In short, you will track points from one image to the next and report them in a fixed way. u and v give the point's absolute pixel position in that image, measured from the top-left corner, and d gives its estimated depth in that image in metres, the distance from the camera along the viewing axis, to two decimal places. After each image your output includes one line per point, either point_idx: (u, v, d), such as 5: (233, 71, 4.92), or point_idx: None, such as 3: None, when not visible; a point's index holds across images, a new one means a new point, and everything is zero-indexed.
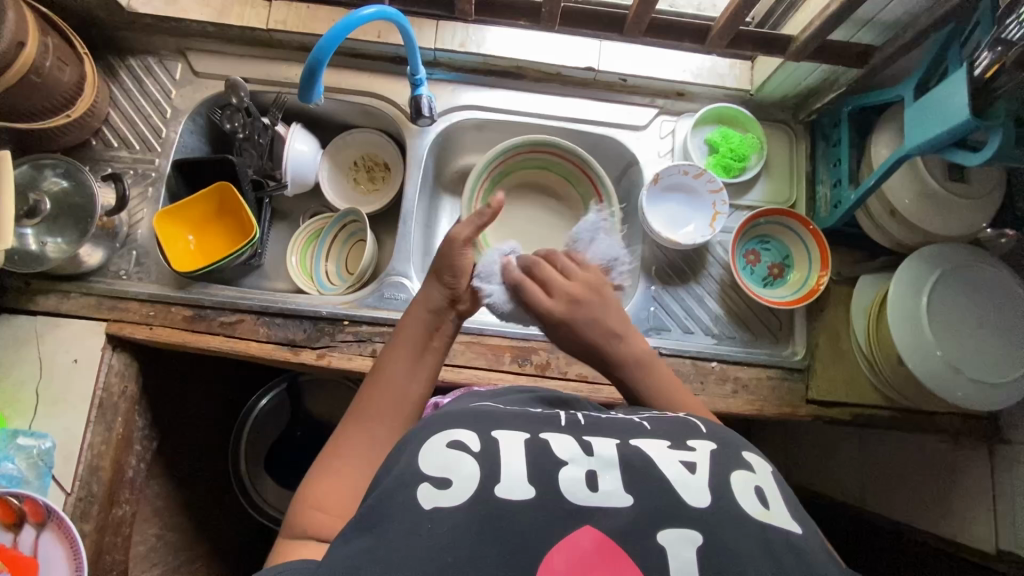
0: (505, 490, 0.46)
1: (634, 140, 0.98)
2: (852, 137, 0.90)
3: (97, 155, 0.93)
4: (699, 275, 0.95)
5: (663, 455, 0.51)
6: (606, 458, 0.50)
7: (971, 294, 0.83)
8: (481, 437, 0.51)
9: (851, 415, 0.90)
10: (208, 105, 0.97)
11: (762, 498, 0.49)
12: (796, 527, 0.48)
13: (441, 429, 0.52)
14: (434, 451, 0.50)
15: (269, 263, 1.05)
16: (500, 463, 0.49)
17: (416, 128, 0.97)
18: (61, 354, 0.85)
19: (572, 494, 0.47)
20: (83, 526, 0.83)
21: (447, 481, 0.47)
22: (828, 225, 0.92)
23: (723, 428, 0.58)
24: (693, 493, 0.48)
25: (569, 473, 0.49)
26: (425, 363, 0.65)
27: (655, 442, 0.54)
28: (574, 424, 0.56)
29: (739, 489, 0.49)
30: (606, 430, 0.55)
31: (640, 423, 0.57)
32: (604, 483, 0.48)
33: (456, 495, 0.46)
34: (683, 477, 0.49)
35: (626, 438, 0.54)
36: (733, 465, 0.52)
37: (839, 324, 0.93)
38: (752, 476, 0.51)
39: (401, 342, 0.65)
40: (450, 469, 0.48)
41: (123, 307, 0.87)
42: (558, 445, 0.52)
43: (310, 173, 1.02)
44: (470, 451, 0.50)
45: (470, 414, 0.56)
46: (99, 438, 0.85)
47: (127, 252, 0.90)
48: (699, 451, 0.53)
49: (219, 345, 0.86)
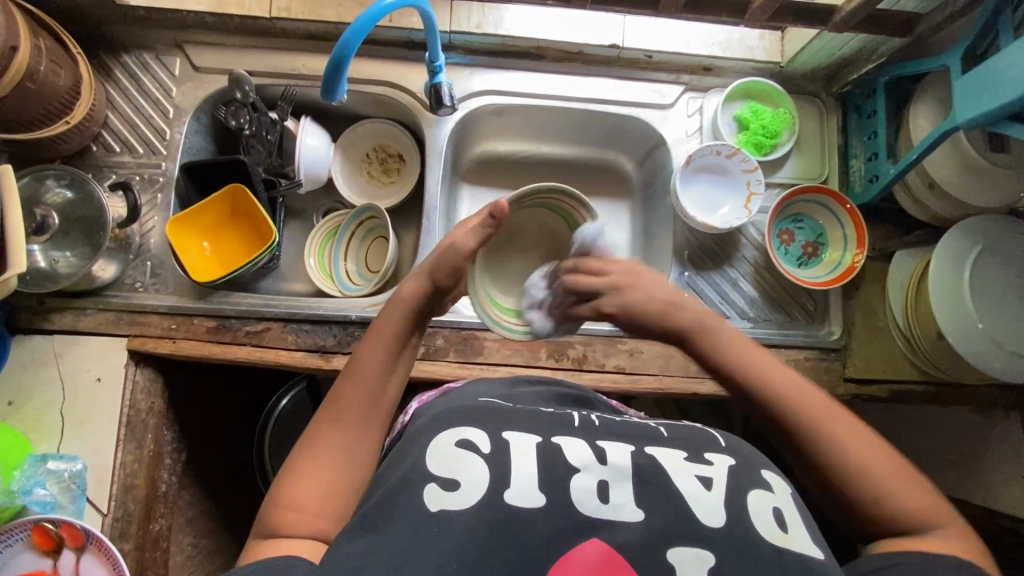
0: (515, 497, 0.50)
1: (661, 119, 0.94)
2: (888, 108, 0.87)
3: (98, 162, 0.88)
4: (733, 258, 0.92)
5: (679, 468, 0.54)
6: (619, 468, 0.53)
7: (1010, 268, 0.81)
8: (493, 440, 0.55)
9: (889, 392, 0.89)
10: (212, 102, 0.92)
11: (781, 521, 0.51)
12: (817, 553, 0.50)
13: (452, 428, 0.56)
14: (446, 451, 0.53)
15: (284, 265, 1.02)
16: (509, 467, 0.52)
17: (433, 116, 0.92)
18: (82, 372, 0.82)
19: (583, 505, 0.50)
20: (123, 544, 0.81)
21: (455, 484, 0.51)
22: (864, 201, 0.90)
23: (745, 445, 0.60)
24: (708, 511, 0.50)
25: (581, 482, 0.52)
26: (400, 364, 0.61)
27: (673, 452, 0.57)
28: (587, 426, 0.59)
29: (757, 508, 0.51)
30: (623, 434, 0.58)
31: (658, 429, 0.60)
32: (615, 495, 0.51)
33: (466, 498, 0.50)
34: (696, 492, 0.52)
35: (642, 446, 0.57)
36: (750, 483, 0.54)
37: (874, 302, 0.91)
38: (770, 496, 0.53)
39: (380, 338, 0.60)
40: (457, 470, 0.52)
41: (143, 321, 0.84)
42: (570, 451, 0.55)
43: (323, 168, 0.98)
44: (482, 454, 0.53)
45: (488, 414, 0.58)
46: (130, 456, 0.82)
47: (141, 263, 0.86)
48: (717, 466, 0.55)
49: (246, 356, 0.83)
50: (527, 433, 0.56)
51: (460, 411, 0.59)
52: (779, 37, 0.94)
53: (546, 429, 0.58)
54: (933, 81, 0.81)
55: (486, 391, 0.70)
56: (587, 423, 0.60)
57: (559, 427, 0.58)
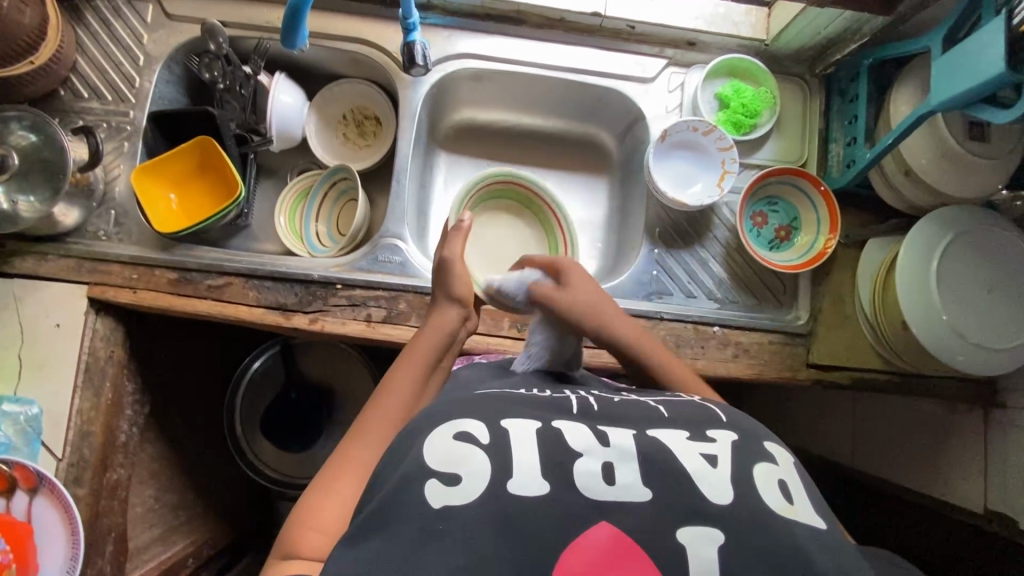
0: (519, 487, 0.48)
1: (642, 93, 0.93)
2: (871, 92, 0.85)
3: (66, 107, 0.86)
4: (704, 237, 0.91)
5: (684, 447, 0.53)
6: (624, 450, 0.53)
7: (982, 259, 0.80)
8: (491, 430, 0.53)
9: (850, 378, 0.89)
10: (184, 52, 0.90)
11: (786, 493, 0.52)
12: (819, 523, 0.51)
13: (448, 421, 0.54)
14: (444, 445, 0.51)
15: (256, 223, 1.01)
16: (511, 455, 0.51)
17: (409, 78, 0.90)
18: (42, 318, 0.82)
19: (587, 489, 0.49)
20: (77, 490, 0.82)
21: (456, 478, 0.49)
22: (839, 185, 0.89)
23: (745, 418, 0.60)
24: (716, 489, 0.50)
25: (586, 466, 0.51)
26: (431, 381, 0.70)
27: (675, 432, 0.56)
28: (587, 411, 0.58)
29: (763, 482, 0.52)
30: (621, 417, 0.58)
31: (658, 410, 0.60)
32: (622, 476, 0.50)
33: (466, 494, 0.48)
34: (703, 470, 0.51)
35: (643, 428, 0.56)
36: (755, 457, 0.54)
37: (844, 289, 0.90)
38: (775, 470, 0.54)
39: (411, 359, 0.70)
40: (458, 464, 0.50)
41: (104, 270, 0.83)
42: (573, 436, 0.53)
43: (296, 127, 0.97)
44: (479, 444, 0.51)
45: (484, 404, 0.57)
46: (88, 403, 0.83)
47: (105, 212, 0.86)
48: (720, 442, 0.55)
49: (207, 309, 0.83)
50: (527, 420, 0.55)
51: (457, 404, 0.57)
52: (766, 14, 0.92)
53: (547, 416, 0.57)
54: (916, 65, 0.79)
55: (482, 379, 0.68)
56: (588, 409, 0.59)
57: (561, 415, 0.57)
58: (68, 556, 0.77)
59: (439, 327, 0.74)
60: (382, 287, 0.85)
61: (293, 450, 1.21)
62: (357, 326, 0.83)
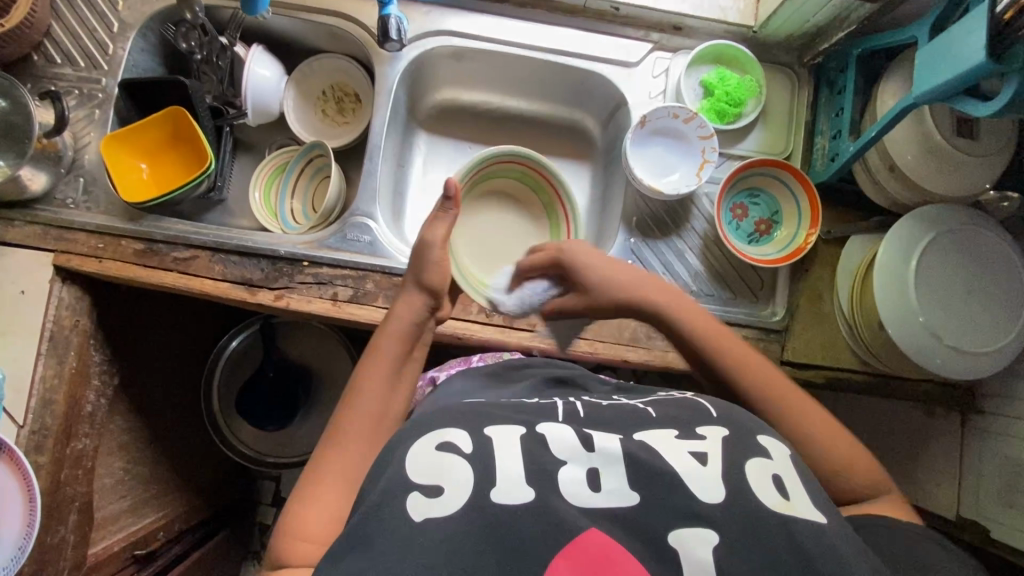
0: (501, 495, 0.47)
1: (624, 77, 0.90)
2: (859, 84, 0.83)
3: (38, 72, 0.85)
4: (682, 228, 0.89)
5: (671, 446, 0.52)
6: (610, 453, 0.51)
7: (965, 261, 0.78)
8: (474, 439, 0.52)
9: (824, 377, 0.87)
10: (159, 20, 0.89)
11: (782, 488, 0.49)
12: (819, 516, 0.48)
13: (436, 429, 0.53)
14: (428, 455, 0.50)
15: (231, 198, 0.99)
16: (494, 463, 0.49)
17: (387, 54, 0.89)
18: (7, 284, 0.81)
19: (574, 497, 0.48)
20: (38, 458, 0.82)
21: (439, 490, 0.48)
22: (823, 178, 0.86)
23: (740, 413, 0.57)
24: (708, 490, 0.48)
25: (571, 475, 0.49)
26: (404, 375, 0.67)
27: (663, 431, 0.54)
28: (574, 416, 0.56)
29: (756, 479, 0.49)
30: (611, 422, 0.55)
31: (646, 409, 0.58)
32: (607, 482, 0.49)
33: (446, 504, 0.47)
34: (691, 469, 0.49)
35: (630, 432, 0.54)
36: (747, 454, 0.51)
37: (822, 286, 0.88)
38: (769, 464, 0.51)
39: (380, 355, 0.66)
40: (440, 476, 0.49)
41: (70, 238, 0.83)
42: (557, 444, 0.52)
43: (273, 101, 0.95)
44: (462, 453, 0.50)
45: (470, 413, 0.55)
46: (51, 370, 0.82)
47: (74, 179, 0.85)
48: (711, 439, 0.53)
49: (173, 282, 0.82)
50: (511, 425, 0.53)
51: (440, 413, 0.56)
52: (755, 1, 0.90)
53: (530, 418, 0.55)
54: (905, 57, 0.76)
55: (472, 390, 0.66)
56: (574, 413, 0.57)
57: (546, 417, 0.56)
58: (26, 522, 0.77)
59: (407, 316, 0.70)
60: (350, 266, 0.84)
61: (270, 428, 1.21)
62: (322, 304, 0.82)
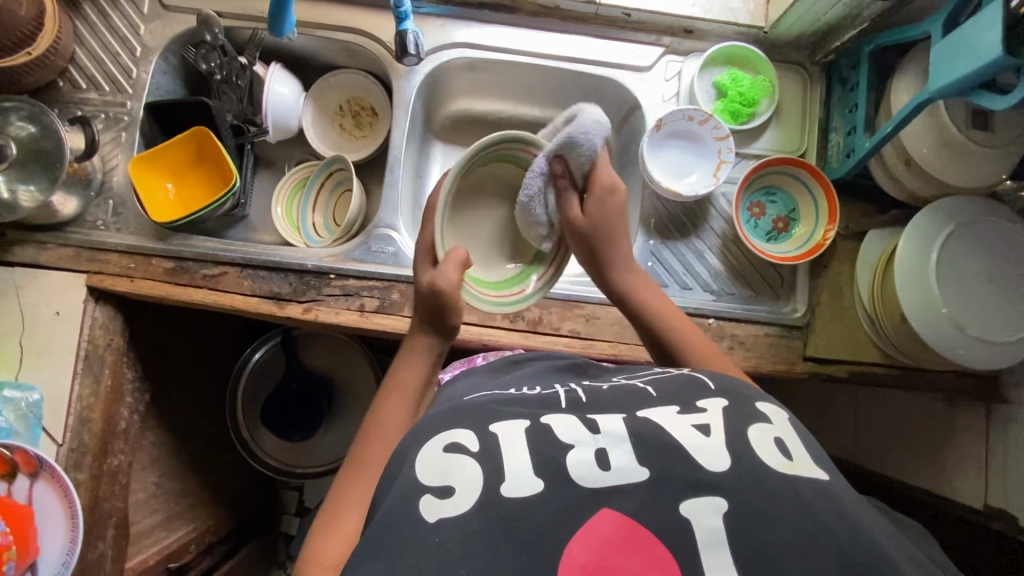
0: (512, 490, 0.47)
1: (637, 82, 0.92)
2: (871, 79, 0.84)
3: (65, 97, 0.87)
4: (699, 228, 0.91)
5: (673, 420, 0.53)
6: (616, 434, 0.51)
7: (985, 252, 0.79)
8: (480, 437, 0.52)
9: (847, 372, 0.88)
10: (180, 43, 0.91)
11: (784, 450, 0.51)
12: (820, 474, 0.50)
13: (441, 431, 0.53)
14: (435, 458, 0.51)
15: (254, 214, 1.01)
16: (502, 461, 0.50)
17: (403, 68, 0.90)
18: (42, 306, 0.83)
19: (585, 479, 0.48)
20: (77, 475, 0.83)
21: (449, 491, 0.48)
22: (839, 175, 0.87)
23: (737, 382, 0.59)
24: (711, 458, 0.49)
25: (578, 458, 0.49)
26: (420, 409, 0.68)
27: (665, 408, 0.55)
28: (576, 402, 0.57)
29: (759, 443, 0.51)
30: (610, 404, 0.56)
31: (645, 388, 0.58)
32: (616, 460, 0.49)
33: (457, 504, 0.47)
34: (698, 441, 0.50)
35: (633, 410, 0.55)
36: (748, 419, 0.53)
37: (842, 281, 0.89)
38: (770, 428, 0.53)
39: (397, 396, 0.66)
40: (450, 476, 0.49)
41: (102, 259, 0.85)
42: (562, 429, 0.52)
43: (291, 117, 0.97)
44: (469, 452, 0.51)
45: (473, 407, 0.56)
46: (87, 389, 0.84)
47: (103, 202, 0.87)
48: (712, 411, 0.54)
49: (202, 299, 0.84)
50: (515, 420, 0.54)
51: (446, 412, 0.56)
52: (764, 2, 0.91)
53: (533, 410, 0.56)
54: (918, 52, 0.77)
55: (477, 386, 0.67)
56: (575, 401, 0.57)
57: (546, 409, 0.56)
58: (68, 538, 0.79)
59: (415, 368, 0.69)
60: (376, 276, 0.85)
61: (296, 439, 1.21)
62: (350, 316, 0.84)
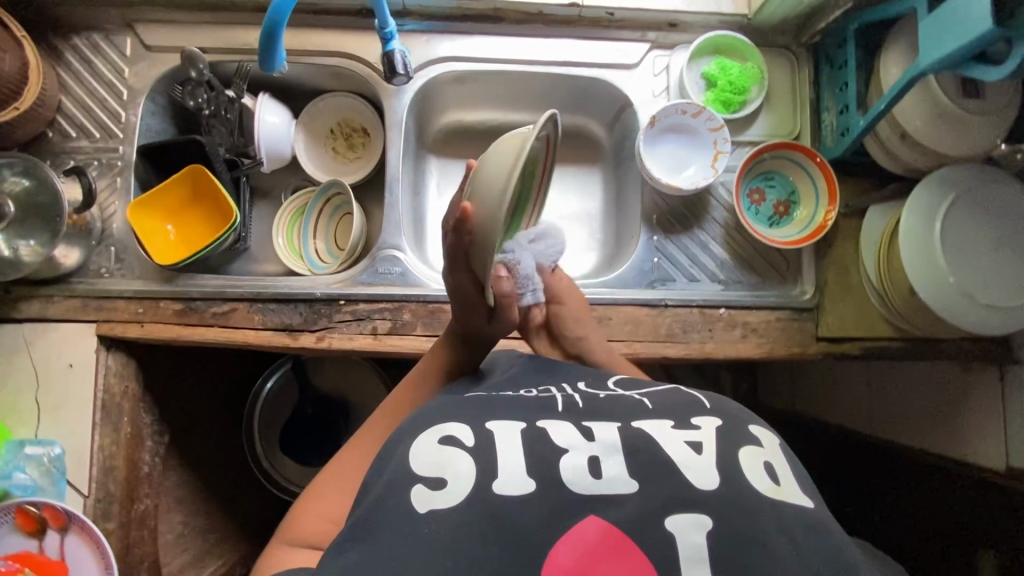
0: (502, 487, 0.48)
1: (627, 80, 0.92)
2: (859, 57, 0.84)
3: (55, 148, 0.87)
4: (702, 220, 0.91)
5: (667, 436, 0.52)
6: (609, 443, 0.51)
7: (987, 220, 0.79)
8: (475, 432, 0.52)
9: (862, 349, 0.88)
10: (166, 82, 0.90)
11: (772, 474, 0.50)
12: (807, 502, 0.49)
13: (436, 424, 0.53)
14: (429, 448, 0.51)
15: (256, 245, 1.01)
16: (496, 457, 0.50)
17: (392, 87, 0.90)
18: (55, 359, 0.83)
19: (574, 484, 0.48)
20: (106, 524, 0.83)
21: (443, 482, 0.48)
22: (835, 154, 0.88)
23: (731, 404, 0.58)
24: (700, 476, 0.48)
25: (571, 462, 0.50)
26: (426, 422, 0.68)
27: (659, 421, 0.54)
28: (572, 407, 0.56)
29: (748, 464, 0.50)
30: (607, 412, 0.55)
31: (641, 400, 0.58)
32: (608, 469, 0.49)
33: (451, 496, 0.48)
34: (688, 457, 0.50)
35: (628, 419, 0.54)
36: (740, 442, 0.52)
37: (847, 259, 0.89)
38: (760, 452, 0.52)
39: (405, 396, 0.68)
40: (444, 468, 0.49)
41: (110, 307, 0.84)
42: (556, 433, 0.52)
43: (284, 146, 0.96)
44: (465, 446, 0.51)
45: (472, 404, 0.56)
46: (108, 439, 0.84)
47: (105, 249, 0.87)
48: (706, 429, 0.53)
49: (215, 337, 0.84)
50: (513, 420, 0.54)
51: (444, 406, 0.56)
52: None
53: (529, 414, 0.55)
54: (903, 26, 0.78)
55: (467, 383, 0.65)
56: (572, 404, 0.57)
57: (545, 412, 0.55)
58: None
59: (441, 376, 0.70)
60: (386, 298, 0.85)
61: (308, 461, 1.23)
62: (364, 340, 0.84)
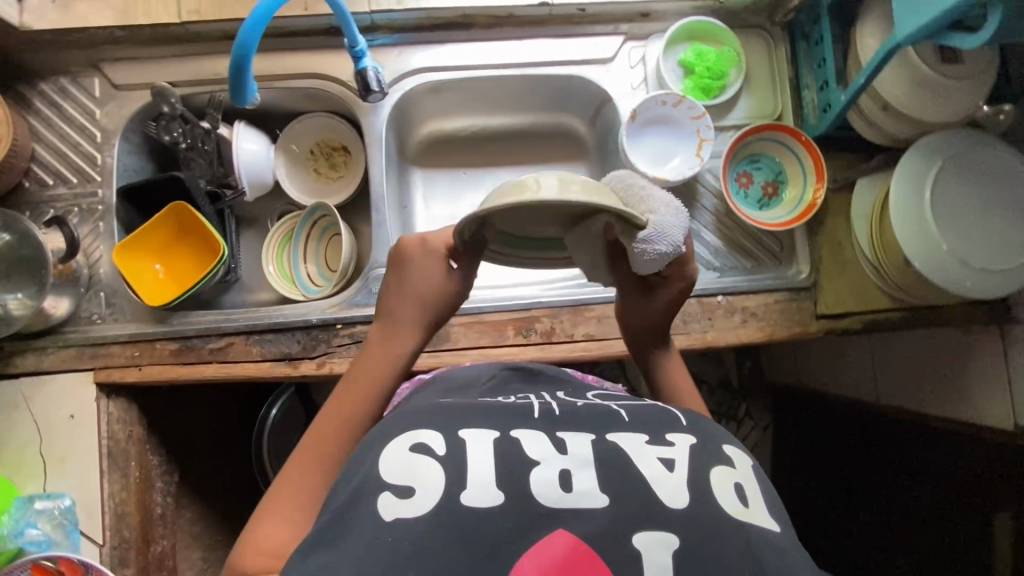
0: (471, 498, 0.45)
1: (604, 75, 0.91)
2: (834, 31, 0.84)
3: (34, 197, 0.86)
4: (693, 208, 0.91)
5: (640, 450, 0.50)
6: (583, 456, 0.49)
7: (975, 185, 0.79)
8: (448, 440, 0.49)
9: (861, 323, 0.88)
10: (139, 119, 0.89)
11: (741, 496, 0.49)
12: (773, 524, 0.48)
13: (407, 429, 0.50)
14: (399, 456, 0.48)
15: (246, 275, 1.00)
16: (467, 467, 0.47)
17: (368, 104, 0.89)
18: (56, 411, 0.82)
19: (544, 497, 0.46)
20: (125, 571, 0.82)
21: (411, 491, 0.46)
22: (819, 131, 0.87)
23: (706, 420, 0.56)
24: (671, 493, 0.47)
25: (542, 475, 0.47)
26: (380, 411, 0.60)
27: (634, 435, 0.52)
28: (549, 415, 0.53)
29: (717, 485, 0.48)
30: (583, 420, 0.53)
31: (617, 412, 0.55)
32: (579, 483, 0.47)
33: (417, 505, 0.45)
34: (659, 474, 0.48)
35: (603, 431, 0.52)
36: (712, 461, 0.50)
37: (840, 234, 0.89)
38: (732, 473, 0.50)
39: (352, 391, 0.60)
40: (412, 477, 0.47)
41: (106, 353, 0.84)
42: (530, 443, 0.49)
43: (267, 171, 0.95)
44: (435, 454, 0.48)
45: (449, 406, 0.53)
46: (117, 485, 0.83)
47: (95, 295, 0.86)
48: (679, 446, 0.51)
49: (214, 374, 0.83)
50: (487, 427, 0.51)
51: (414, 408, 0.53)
52: None
53: (505, 421, 0.52)
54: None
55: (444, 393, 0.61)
56: (548, 411, 0.54)
57: (518, 418, 0.52)
58: None
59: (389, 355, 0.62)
60: None
61: None
62: None
